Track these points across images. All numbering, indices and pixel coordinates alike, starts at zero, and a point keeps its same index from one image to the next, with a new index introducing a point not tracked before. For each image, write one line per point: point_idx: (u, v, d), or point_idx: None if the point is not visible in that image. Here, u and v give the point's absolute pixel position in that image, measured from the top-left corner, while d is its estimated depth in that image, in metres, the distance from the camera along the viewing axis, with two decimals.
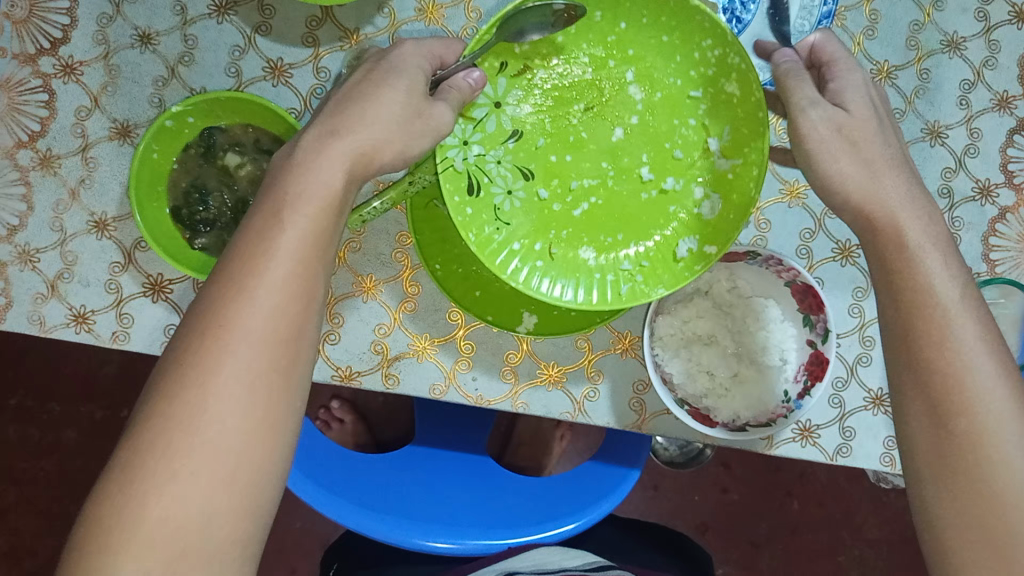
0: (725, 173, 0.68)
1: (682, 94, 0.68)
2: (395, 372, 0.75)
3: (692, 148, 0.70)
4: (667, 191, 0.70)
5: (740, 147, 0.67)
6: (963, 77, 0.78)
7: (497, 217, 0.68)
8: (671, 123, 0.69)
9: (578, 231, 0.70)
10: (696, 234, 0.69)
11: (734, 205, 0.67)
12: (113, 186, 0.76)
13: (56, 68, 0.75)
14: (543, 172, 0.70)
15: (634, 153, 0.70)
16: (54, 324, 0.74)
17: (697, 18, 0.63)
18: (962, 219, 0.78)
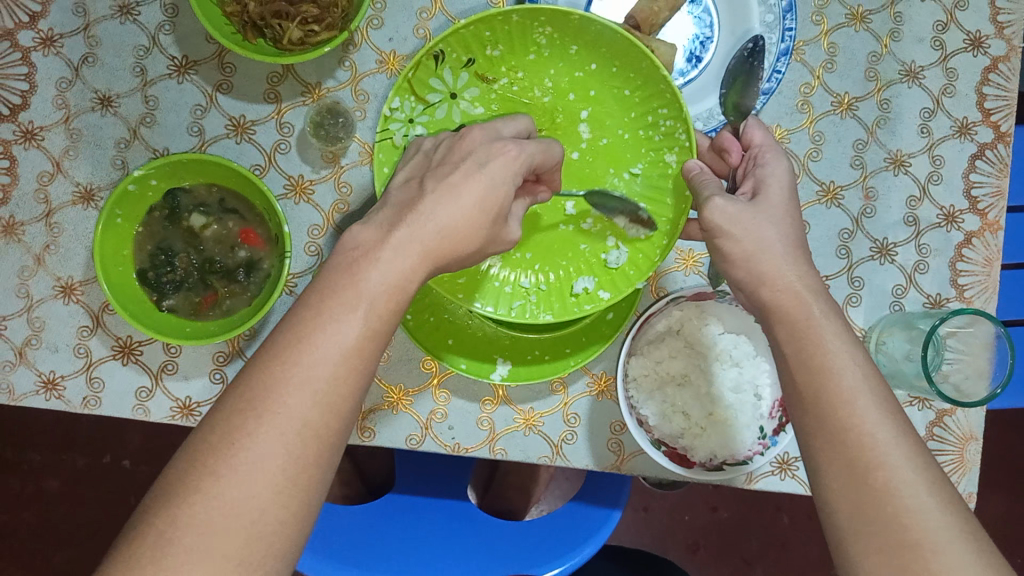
0: (639, 233, 0.69)
1: (624, 146, 0.71)
2: (371, 425, 0.75)
3: (619, 199, 0.70)
4: (583, 229, 0.71)
5: (659, 214, 0.68)
6: (923, 106, 0.79)
7: None
8: (607, 171, 0.71)
9: None
10: (596, 280, 0.70)
11: (640, 265, 0.68)
12: (79, 251, 0.75)
13: (16, 134, 0.75)
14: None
15: (563, 187, 0.71)
16: (24, 392, 0.74)
17: (662, 85, 0.66)
18: (929, 246, 0.78)
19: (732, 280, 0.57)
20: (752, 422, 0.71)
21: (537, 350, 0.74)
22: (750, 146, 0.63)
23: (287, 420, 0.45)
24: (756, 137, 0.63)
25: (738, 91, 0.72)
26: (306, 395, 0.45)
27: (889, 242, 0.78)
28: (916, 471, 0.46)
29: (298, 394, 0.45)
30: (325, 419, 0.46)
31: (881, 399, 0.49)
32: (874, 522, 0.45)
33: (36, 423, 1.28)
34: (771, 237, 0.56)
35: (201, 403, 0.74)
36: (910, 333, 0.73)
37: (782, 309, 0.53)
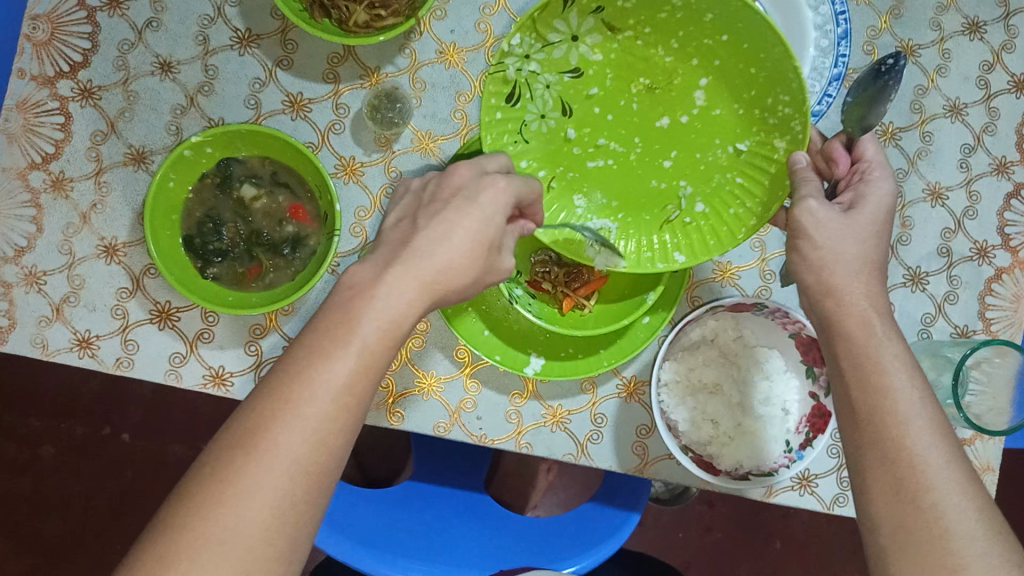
0: (727, 208, 0.69)
1: (737, 120, 0.68)
2: (400, 409, 0.75)
3: (716, 170, 0.70)
4: (676, 189, 0.71)
5: (750, 193, 0.68)
6: (964, 142, 0.80)
7: (519, 131, 0.69)
8: (711, 142, 0.69)
9: (582, 177, 0.72)
10: (678, 238, 0.70)
11: (722, 237, 0.68)
12: (126, 212, 0.75)
13: (74, 91, 0.75)
14: (579, 117, 0.70)
15: (665, 146, 0.70)
16: (57, 348, 0.74)
17: (792, 74, 0.62)
18: (959, 278, 0.80)
19: (801, 284, 0.60)
20: (779, 436, 0.72)
21: (571, 348, 0.75)
22: (861, 158, 0.63)
23: (311, 408, 0.47)
24: (868, 151, 0.63)
25: (862, 108, 0.69)
26: (297, 442, 0.46)
27: (922, 271, 0.79)
28: (959, 495, 0.48)
29: (292, 432, 0.46)
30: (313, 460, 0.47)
31: (928, 422, 0.51)
32: (914, 543, 0.47)
33: (37, 388, 1.27)
34: (835, 254, 0.57)
35: (233, 373, 0.74)
36: (936, 360, 0.75)
37: (847, 327, 0.55)
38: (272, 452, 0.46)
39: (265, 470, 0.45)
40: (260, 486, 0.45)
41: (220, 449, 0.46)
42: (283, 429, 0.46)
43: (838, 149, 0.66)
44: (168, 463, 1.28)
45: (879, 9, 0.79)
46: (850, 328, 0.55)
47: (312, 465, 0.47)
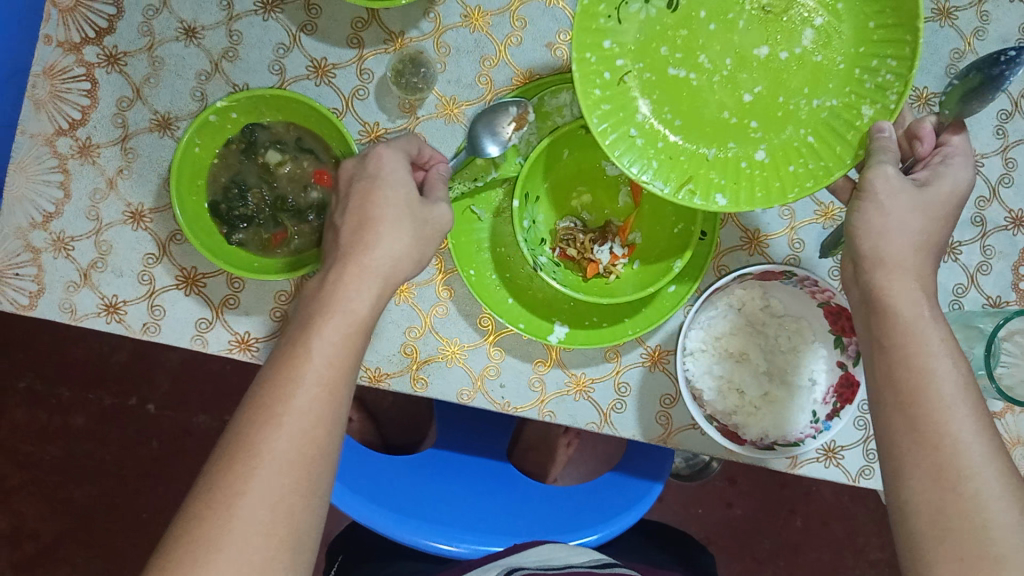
0: (789, 162, 0.65)
1: (834, 73, 0.65)
2: (424, 375, 0.75)
3: (793, 122, 0.66)
4: (744, 127, 0.67)
5: (824, 145, 0.64)
6: (1002, 107, 0.78)
7: (617, 10, 0.64)
8: (801, 88, 0.66)
9: (654, 83, 0.67)
10: (726, 180, 0.66)
11: (771, 192, 0.64)
12: (151, 178, 0.75)
13: (100, 57, 0.75)
14: (682, 16, 0.66)
15: (752, 78, 0.66)
16: (85, 313, 0.74)
17: (908, 36, 0.60)
18: (993, 247, 0.78)
19: None
20: (805, 406, 0.71)
21: (596, 317, 0.75)
22: (947, 143, 0.62)
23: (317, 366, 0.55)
24: (957, 138, 0.62)
25: (962, 91, 0.66)
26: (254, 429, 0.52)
27: (955, 241, 0.78)
28: None
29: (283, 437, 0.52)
30: (317, 433, 0.53)
31: None
32: None
33: (64, 357, 1.28)
34: None
35: (259, 339, 0.75)
36: (968, 331, 0.73)
37: None
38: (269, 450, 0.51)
39: (270, 463, 0.51)
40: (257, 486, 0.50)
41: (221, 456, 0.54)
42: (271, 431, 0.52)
43: (926, 127, 0.63)
44: (193, 432, 1.30)
45: None
46: (908, 308, 0.55)
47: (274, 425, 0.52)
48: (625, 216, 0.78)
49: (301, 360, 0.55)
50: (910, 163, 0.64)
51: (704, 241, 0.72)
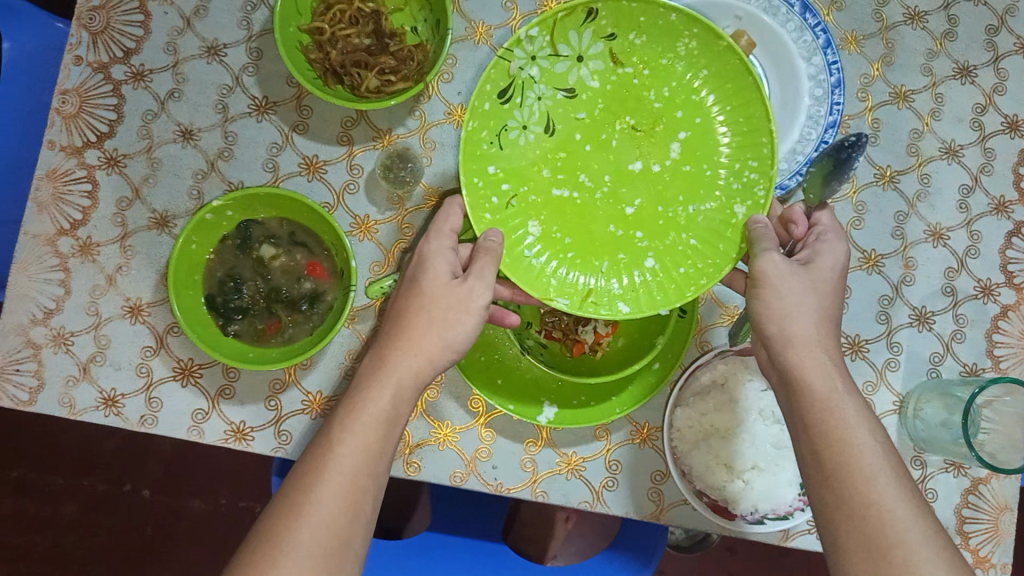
0: (678, 267, 0.70)
1: (704, 181, 0.71)
2: (417, 459, 0.77)
3: (672, 228, 0.71)
4: (631, 239, 0.71)
5: (711, 245, 0.70)
6: (962, 182, 0.82)
7: (499, 134, 0.69)
8: (679, 198, 0.71)
9: (541, 205, 0.72)
10: (622, 289, 0.71)
11: (669, 293, 0.69)
12: (149, 274, 0.78)
13: (100, 160, 0.78)
14: (560, 139, 0.72)
15: (632, 191, 0.71)
16: (84, 407, 0.76)
17: (765, 139, 0.67)
18: (965, 316, 0.81)
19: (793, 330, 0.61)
20: (792, 479, 0.73)
21: (583, 397, 0.76)
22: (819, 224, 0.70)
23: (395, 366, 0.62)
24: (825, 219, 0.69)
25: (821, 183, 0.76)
26: (347, 474, 0.56)
27: (927, 311, 0.81)
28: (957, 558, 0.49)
29: (360, 426, 0.59)
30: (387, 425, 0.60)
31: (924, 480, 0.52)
32: None
33: (58, 446, 1.28)
34: None
35: (254, 428, 0.76)
36: (946, 399, 0.75)
37: None
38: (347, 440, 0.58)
39: (349, 451, 0.57)
40: (338, 464, 0.56)
41: (290, 485, 0.57)
42: (352, 422, 0.59)
43: (796, 212, 0.70)
44: (187, 518, 1.29)
45: (871, 58, 0.82)
46: (821, 386, 0.59)
47: (367, 474, 0.57)
48: None
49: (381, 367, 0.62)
50: (791, 246, 0.70)
51: (684, 318, 0.74)
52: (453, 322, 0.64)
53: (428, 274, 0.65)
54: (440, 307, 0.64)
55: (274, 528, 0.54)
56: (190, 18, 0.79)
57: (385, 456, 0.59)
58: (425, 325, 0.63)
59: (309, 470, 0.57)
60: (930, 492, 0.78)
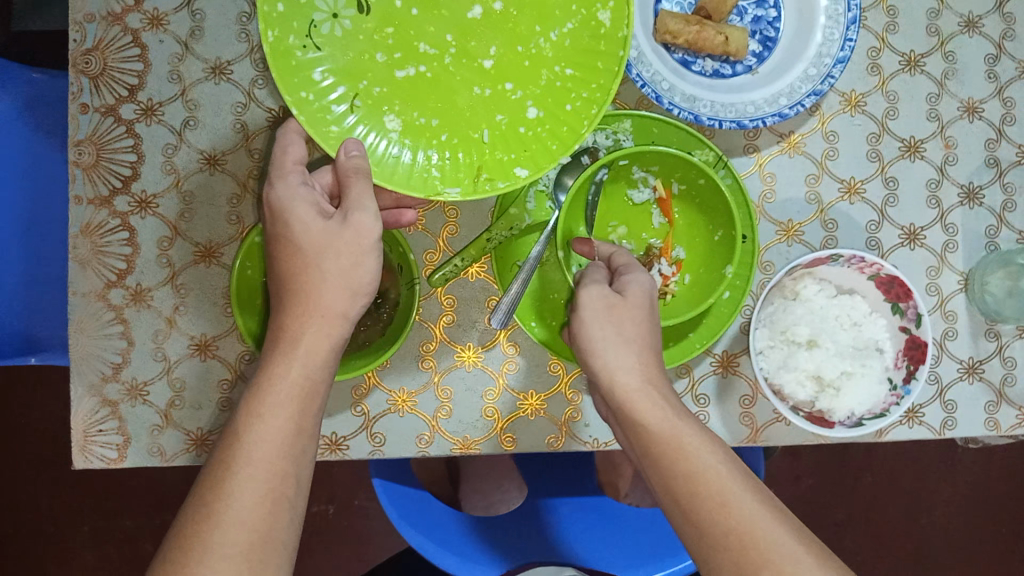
0: (564, 106, 0.63)
1: (557, 1, 0.63)
2: (511, 433, 0.78)
3: (546, 65, 0.64)
4: (502, 94, 0.65)
5: (587, 76, 0.62)
6: (988, 52, 0.82)
7: (310, 33, 0.60)
8: (532, 29, 0.64)
9: (392, 91, 0.64)
10: (515, 153, 0.63)
11: (563, 138, 0.62)
12: (208, 307, 0.77)
13: (131, 204, 0.77)
14: (380, 13, 0.62)
15: (482, 42, 0.64)
16: (174, 452, 0.76)
17: None
18: (1013, 184, 0.82)
19: None
20: (880, 377, 0.74)
21: (661, 339, 0.76)
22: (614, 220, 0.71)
23: (295, 359, 0.60)
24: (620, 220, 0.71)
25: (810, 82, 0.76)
26: (259, 461, 0.56)
27: (976, 186, 0.81)
28: None
29: (264, 427, 0.57)
30: (289, 422, 0.59)
31: None
32: None
33: (123, 493, 1.28)
34: None
35: (347, 437, 0.76)
36: (1010, 269, 0.79)
37: None
38: (246, 446, 0.56)
39: (256, 453, 0.56)
40: (245, 469, 0.55)
41: (200, 485, 0.56)
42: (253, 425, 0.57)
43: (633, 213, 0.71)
44: None
45: None
46: None
47: (283, 455, 0.57)
48: (662, 237, 0.79)
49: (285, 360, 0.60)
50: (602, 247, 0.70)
51: (747, 242, 0.73)
52: (350, 270, 0.63)
53: (299, 225, 0.62)
54: (332, 260, 0.62)
55: (187, 530, 0.53)
56: (187, 41, 0.77)
57: (297, 450, 0.58)
58: (320, 285, 0.62)
59: (224, 477, 0.55)
60: (1011, 360, 0.80)
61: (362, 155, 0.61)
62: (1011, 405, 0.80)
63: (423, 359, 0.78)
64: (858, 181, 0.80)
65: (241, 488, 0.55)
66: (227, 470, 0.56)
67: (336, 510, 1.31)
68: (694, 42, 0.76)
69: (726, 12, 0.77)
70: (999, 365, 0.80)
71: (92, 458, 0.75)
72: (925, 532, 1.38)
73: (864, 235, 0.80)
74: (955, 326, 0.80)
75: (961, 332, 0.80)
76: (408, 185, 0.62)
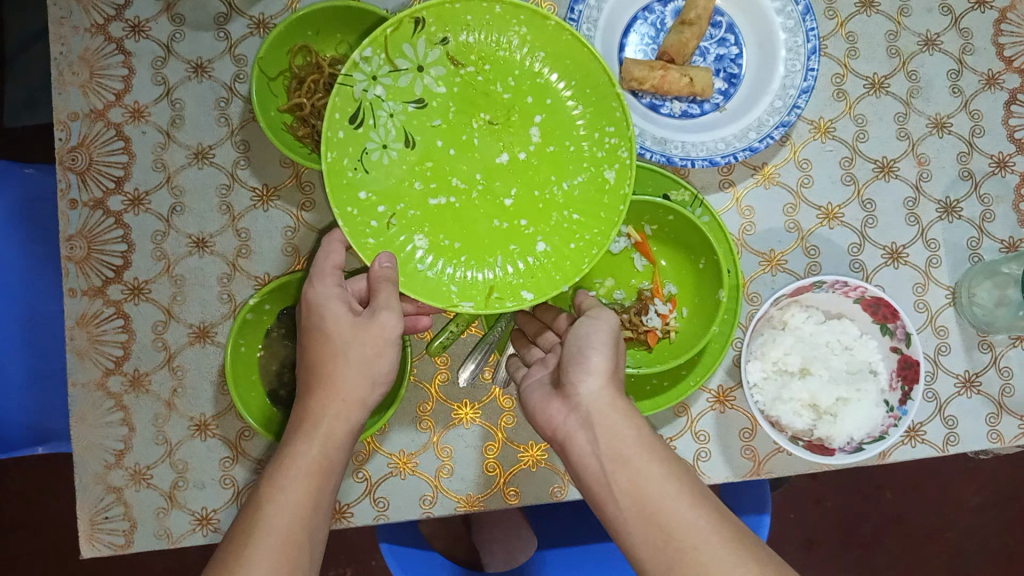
0: (569, 242, 0.70)
1: (570, 158, 0.70)
2: (514, 486, 0.78)
3: (556, 207, 0.70)
4: (517, 228, 0.70)
5: (592, 213, 0.69)
6: (949, 69, 0.83)
7: (360, 160, 0.66)
8: (549, 178, 0.70)
9: (422, 218, 0.69)
10: (523, 278, 0.70)
11: (566, 271, 0.69)
12: (206, 387, 0.78)
13: (125, 292, 0.78)
14: (422, 150, 0.68)
15: (505, 183, 0.70)
16: (180, 533, 0.76)
17: (615, 104, 0.67)
18: (990, 194, 0.83)
19: None
20: (877, 399, 0.74)
21: (657, 379, 0.76)
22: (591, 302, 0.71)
23: (314, 440, 0.60)
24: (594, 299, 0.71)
25: (777, 117, 0.78)
26: (275, 539, 0.55)
27: (953, 200, 0.82)
28: None
29: (283, 504, 0.57)
30: (309, 502, 0.58)
31: None
32: None
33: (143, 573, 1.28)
34: None
35: (351, 504, 0.76)
36: (997, 280, 0.78)
37: None
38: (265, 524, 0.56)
39: (271, 531, 0.55)
40: (262, 548, 0.54)
41: (214, 567, 0.54)
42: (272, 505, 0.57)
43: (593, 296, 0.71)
44: None
45: None
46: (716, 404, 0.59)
47: (297, 532, 0.56)
48: (650, 278, 0.80)
49: (306, 441, 0.60)
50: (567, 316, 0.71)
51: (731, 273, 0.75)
52: (372, 359, 0.64)
53: (329, 318, 0.64)
54: (356, 349, 0.63)
55: None
56: (170, 130, 0.79)
57: (314, 532, 0.57)
58: (345, 367, 0.63)
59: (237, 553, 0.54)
60: (1006, 370, 0.80)
61: (392, 268, 0.65)
62: (1012, 416, 0.79)
63: (421, 420, 0.78)
64: (836, 205, 0.81)
65: (253, 565, 0.53)
66: (239, 547, 0.55)
67: (354, 573, 1.30)
68: (660, 86, 0.77)
69: (689, 54, 0.79)
70: (996, 376, 0.80)
71: (100, 546, 0.76)
72: (954, 544, 1.36)
73: (847, 258, 0.81)
74: (948, 340, 0.80)
75: (954, 346, 0.80)
76: (425, 295, 0.67)
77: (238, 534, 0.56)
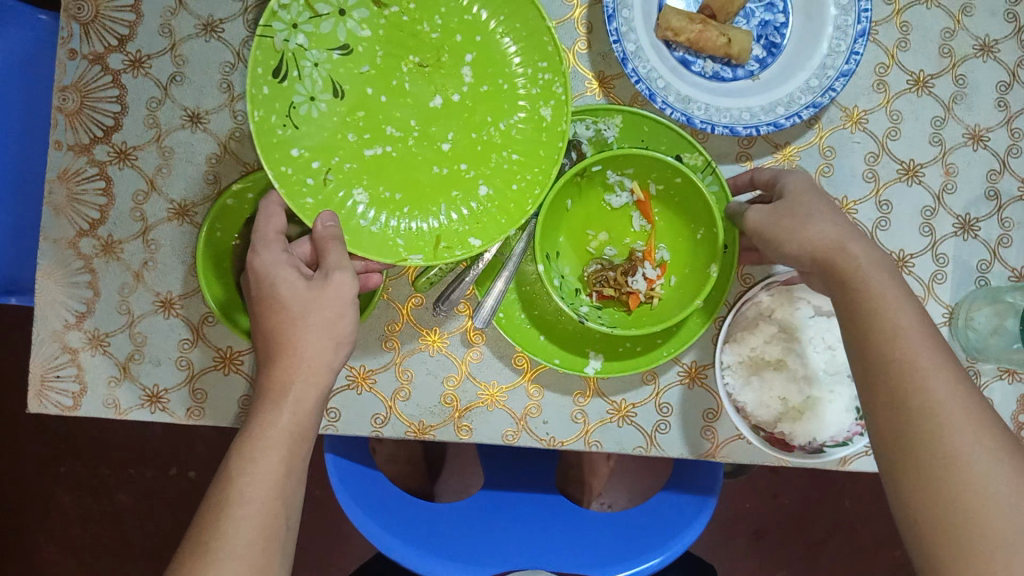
0: (512, 182, 0.68)
1: (507, 97, 0.68)
2: (468, 422, 0.76)
3: (497, 149, 0.69)
4: (457, 173, 0.69)
5: (533, 156, 0.68)
6: (1000, 79, 0.79)
7: (288, 115, 0.63)
8: (486, 118, 0.68)
9: (360, 169, 0.67)
10: (469, 224, 0.69)
11: (511, 214, 0.67)
12: (177, 265, 0.77)
13: (110, 155, 0.76)
14: (353, 99, 0.66)
15: (442, 128, 0.69)
16: (129, 406, 0.76)
17: (546, 37, 0.64)
18: (1011, 219, 0.79)
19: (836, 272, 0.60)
20: (849, 405, 0.73)
21: (629, 342, 0.75)
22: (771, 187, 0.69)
23: (282, 409, 0.60)
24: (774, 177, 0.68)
25: (811, 96, 0.74)
26: (247, 512, 0.56)
27: (972, 218, 0.79)
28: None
29: (255, 476, 0.58)
30: (282, 469, 0.59)
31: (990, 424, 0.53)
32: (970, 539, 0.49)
33: (104, 440, 1.30)
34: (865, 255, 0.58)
35: None
36: (997, 306, 0.74)
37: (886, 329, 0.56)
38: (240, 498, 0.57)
39: (241, 503, 0.57)
40: (235, 524, 0.56)
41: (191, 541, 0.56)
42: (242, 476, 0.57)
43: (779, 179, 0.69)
44: None
45: None
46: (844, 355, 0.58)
47: (274, 502, 0.57)
48: (645, 239, 0.78)
49: (274, 410, 0.60)
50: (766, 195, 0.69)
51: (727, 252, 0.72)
52: (334, 321, 0.62)
53: (281, 284, 0.62)
54: (316, 315, 0.61)
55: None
56: None
57: (287, 499, 0.59)
58: (303, 334, 0.61)
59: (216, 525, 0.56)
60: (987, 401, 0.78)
61: (336, 227, 0.64)
62: None
63: (387, 339, 0.77)
64: (851, 200, 0.78)
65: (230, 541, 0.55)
66: (216, 519, 0.56)
67: None
68: (695, 42, 0.73)
69: (732, 12, 0.74)
70: None
71: (47, 403, 0.76)
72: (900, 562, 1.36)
73: None
74: None
75: None
76: (374, 253, 0.66)
77: (213, 503, 0.57)
